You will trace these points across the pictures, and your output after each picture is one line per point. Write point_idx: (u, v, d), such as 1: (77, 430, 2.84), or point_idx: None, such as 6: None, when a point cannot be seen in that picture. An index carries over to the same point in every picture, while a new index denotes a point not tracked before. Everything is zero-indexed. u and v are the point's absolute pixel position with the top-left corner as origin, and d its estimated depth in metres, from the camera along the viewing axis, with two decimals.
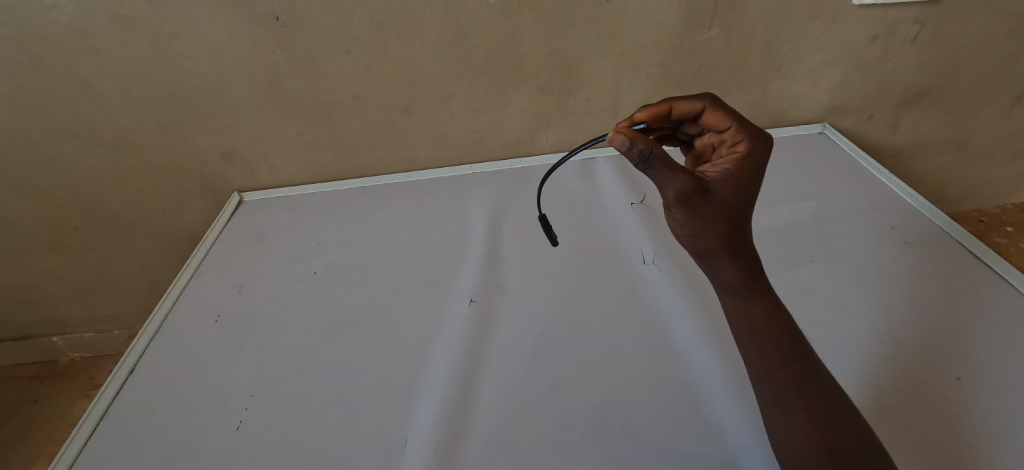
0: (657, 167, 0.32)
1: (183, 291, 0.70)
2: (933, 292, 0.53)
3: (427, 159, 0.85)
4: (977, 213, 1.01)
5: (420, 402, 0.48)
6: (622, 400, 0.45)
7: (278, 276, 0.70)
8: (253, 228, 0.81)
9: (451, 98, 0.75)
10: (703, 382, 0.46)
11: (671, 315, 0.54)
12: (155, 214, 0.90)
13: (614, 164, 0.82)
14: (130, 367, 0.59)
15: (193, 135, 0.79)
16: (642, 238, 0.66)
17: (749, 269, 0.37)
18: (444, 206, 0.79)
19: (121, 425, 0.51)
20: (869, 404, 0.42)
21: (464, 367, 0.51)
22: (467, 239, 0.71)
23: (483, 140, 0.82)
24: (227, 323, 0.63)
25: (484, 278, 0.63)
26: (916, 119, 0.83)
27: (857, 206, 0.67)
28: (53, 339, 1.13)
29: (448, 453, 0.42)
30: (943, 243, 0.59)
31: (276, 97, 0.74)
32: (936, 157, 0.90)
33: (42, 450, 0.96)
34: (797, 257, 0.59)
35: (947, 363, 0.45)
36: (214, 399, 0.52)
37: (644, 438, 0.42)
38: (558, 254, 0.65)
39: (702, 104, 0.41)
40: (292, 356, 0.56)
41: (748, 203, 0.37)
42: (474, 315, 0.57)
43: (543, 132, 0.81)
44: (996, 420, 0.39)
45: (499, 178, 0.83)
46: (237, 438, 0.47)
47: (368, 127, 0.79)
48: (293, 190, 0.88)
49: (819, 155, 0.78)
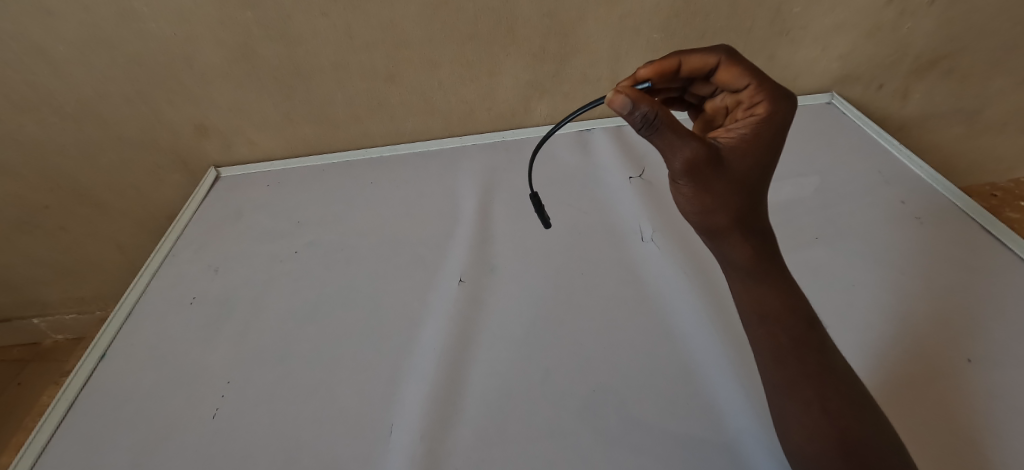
0: (663, 131, 0.28)
1: (158, 272, 0.66)
2: (944, 270, 0.51)
3: (414, 131, 0.80)
4: (989, 187, 0.99)
5: (406, 388, 0.46)
6: (618, 383, 0.43)
7: (258, 255, 0.66)
8: (231, 206, 0.77)
9: (439, 66, 0.70)
10: (703, 366, 0.44)
11: (670, 296, 0.51)
12: (129, 191, 0.85)
13: (611, 136, 0.78)
14: (101, 352, 0.56)
15: (163, 107, 0.73)
16: (640, 214, 0.62)
17: (759, 247, 0.34)
18: (433, 181, 0.75)
19: (92, 414, 0.49)
20: (876, 385, 0.40)
21: (453, 351, 0.48)
22: (458, 216, 0.67)
23: (473, 112, 0.78)
24: (203, 306, 0.60)
25: (474, 257, 0.60)
26: (928, 90, 0.79)
27: (866, 180, 0.64)
28: (34, 321, 1.10)
29: (436, 442, 0.41)
30: (955, 219, 0.57)
31: (249, 64, 0.68)
32: (946, 129, 0.87)
33: (13, 440, 0.94)
34: (803, 235, 0.57)
35: (958, 344, 0.43)
36: (190, 385, 0.50)
37: (643, 423, 0.40)
38: (552, 232, 0.62)
39: (717, 58, 0.37)
40: (273, 341, 0.53)
41: (764, 174, 0.34)
42: (463, 296, 0.54)
43: (537, 102, 0.77)
44: (1007, 404, 0.37)
45: (492, 151, 0.79)
46: (213, 428, 0.45)
47: (350, 97, 0.74)
48: (274, 164, 0.84)
49: (827, 126, 0.75)
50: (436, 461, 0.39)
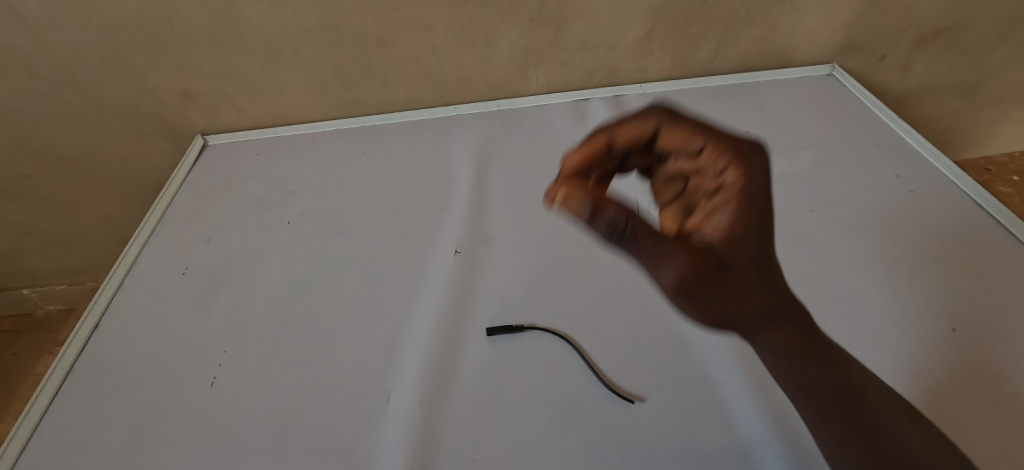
0: (644, 254, 0.25)
1: (148, 243, 0.65)
2: (934, 242, 0.52)
3: (407, 100, 0.78)
4: (984, 162, 0.98)
5: (403, 356, 0.46)
6: (612, 351, 0.44)
7: (250, 225, 0.65)
8: (220, 175, 0.75)
9: (432, 30, 0.67)
10: (696, 337, 0.45)
11: None
12: (113, 160, 0.83)
13: (609, 105, 0.76)
14: (96, 320, 0.55)
15: (145, 71, 0.70)
16: (636, 185, 0.62)
17: (790, 326, 0.32)
18: (427, 151, 0.73)
19: (91, 381, 0.49)
20: (862, 354, 0.42)
21: (450, 322, 0.49)
22: (453, 185, 0.66)
23: (468, 79, 0.75)
24: (196, 275, 0.59)
25: (469, 227, 0.59)
26: (929, 62, 0.78)
27: (864, 153, 0.64)
28: (25, 292, 1.09)
29: (434, 407, 0.42)
30: (949, 193, 0.57)
31: (233, 26, 0.65)
32: (943, 103, 0.86)
33: (11, 408, 0.96)
34: (797, 207, 0.57)
35: (942, 313, 0.45)
36: (187, 354, 0.50)
37: (636, 389, 0.41)
38: (548, 204, 0.61)
39: (650, 124, 0.34)
40: (267, 310, 0.53)
41: (761, 248, 0.30)
42: (459, 266, 0.54)
43: (533, 70, 0.74)
44: (982, 371, 0.40)
45: (487, 121, 0.77)
46: (211, 395, 0.46)
47: (340, 62, 0.71)
48: (263, 132, 0.81)
49: (827, 97, 0.74)
50: (434, 426, 0.40)
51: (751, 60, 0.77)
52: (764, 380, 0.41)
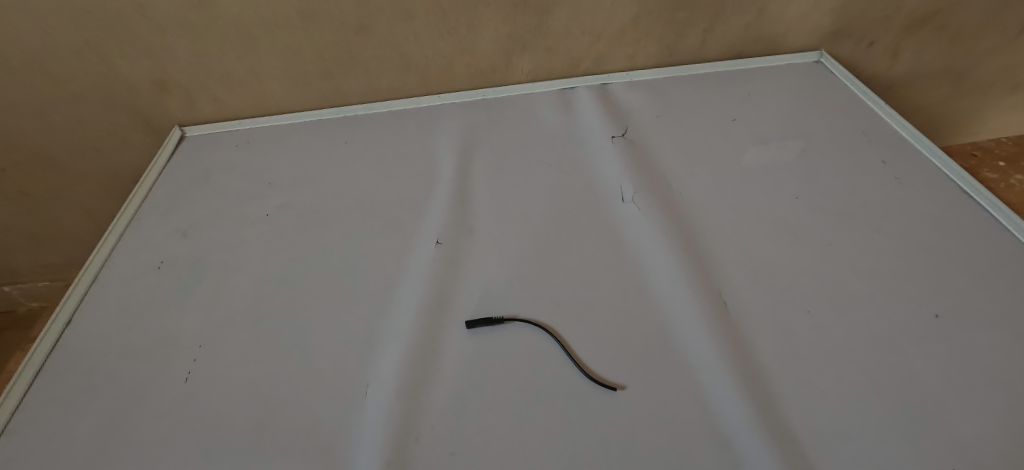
0: None
1: (123, 236, 0.63)
2: (919, 229, 0.51)
3: (390, 89, 0.76)
4: (972, 147, 0.98)
5: (382, 349, 0.46)
6: (595, 342, 0.44)
7: (229, 218, 0.63)
8: (198, 167, 0.73)
9: (414, 16, 0.65)
10: (679, 327, 0.44)
11: (649, 257, 0.51)
12: (89, 152, 0.80)
13: (595, 93, 0.74)
14: (68, 316, 0.54)
15: (117, 61, 0.67)
16: (621, 174, 0.61)
17: None
18: (411, 141, 0.71)
19: (62, 379, 0.48)
20: (846, 342, 0.42)
21: (430, 314, 0.48)
22: (436, 176, 0.65)
23: (452, 68, 0.74)
24: (173, 269, 0.58)
25: (451, 217, 0.58)
26: (917, 48, 0.77)
27: (851, 140, 0.63)
28: (5, 288, 1.06)
29: (412, 400, 0.41)
30: (935, 179, 0.57)
31: (206, 13, 0.63)
32: (931, 90, 0.86)
33: None
34: (784, 195, 0.57)
35: (925, 299, 0.45)
36: (162, 349, 0.49)
37: (618, 380, 0.41)
38: (532, 194, 0.60)
39: None
40: (244, 304, 0.52)
41: None
42: (440, 257, 0.53)
43: (518, 58, 0.73)
44: (964, 356, 0.40)
45: (472, 110, 0.76)
46: (186, 390, 0.45)
47: (319, 50, 0.69)
48: (242, 123, 0.79)
49: (815, 85, 0.73)
50: (412, 419, 0.40)
51: (739, 47, 0.76)
52: (746, 369, 0.40)
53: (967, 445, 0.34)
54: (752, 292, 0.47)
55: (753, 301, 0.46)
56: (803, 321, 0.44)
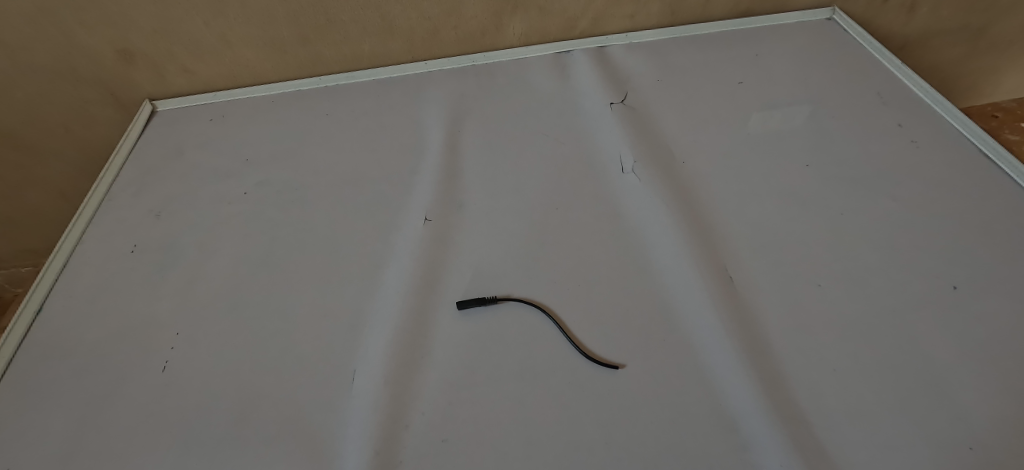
0: None
1: (93, 219, 0.60)
2: (936, 196, 0.49)
3: (373, 56, 0.71)
4: (991, 108, 0.95)
5: (369, 333, 0.43)
6: (594, 323, 0.41)
7: (203, 198, 0.60)
8: (170, 143, 0.68)
9: None
10: (681, 303, 0.42)
11: (649, 230, 0.48)
12: (56, 130, 0.75)
13: (593, 57, 0.69)
14: (38, 303, 0.51)
15: (74, 29, 0.61)
16: (620, 143, 0.57)
17: None
18: (396, 111, 0.67)
19: (33, 371, 0.45)
20: (859, 318, 0.40)
21: (419, 295, 0.45)
22: (424, 148, 0.61)
23: (439, 32, 0.68)
24: (147, 253, 0.55)
25: (440, 192, 0.55)
26: (937, 3, 0.72)
27: (865, 102, 0.60)
28: None
29: (401, 387, 0.39)
30: (954, 143, 0.54)
31: None
32: (948, 49, 0.81)
33: None
34: (792, 162, 0.54)
35: (943, 271, 0.42)
36: (138, 338, 0.46)
37: (619, 361, 0.39)
38: (526, 166, 0.57)
39: None
40: (224, 288, 0.49)
41: None
42: (429, 234, 0.50)
43: (510, 19, 0.67)
44: (983, 331, 0.38)
45: (460, 77, 0.71)
46: (163, 381, 0.42)
47: (293, 14, 0.63)
48: (216, 96, 0.74)
49: (827, 44, 0.68)
50: (403, 406, 0.38)
51: (746, 5, 0.71)
52: (752, 347, 0.38)
53: (984, 425, 0.33)
54: (759, 266, 0.44)
55: (760, 275, 0.44)
56: (813, 296, 0.42)
